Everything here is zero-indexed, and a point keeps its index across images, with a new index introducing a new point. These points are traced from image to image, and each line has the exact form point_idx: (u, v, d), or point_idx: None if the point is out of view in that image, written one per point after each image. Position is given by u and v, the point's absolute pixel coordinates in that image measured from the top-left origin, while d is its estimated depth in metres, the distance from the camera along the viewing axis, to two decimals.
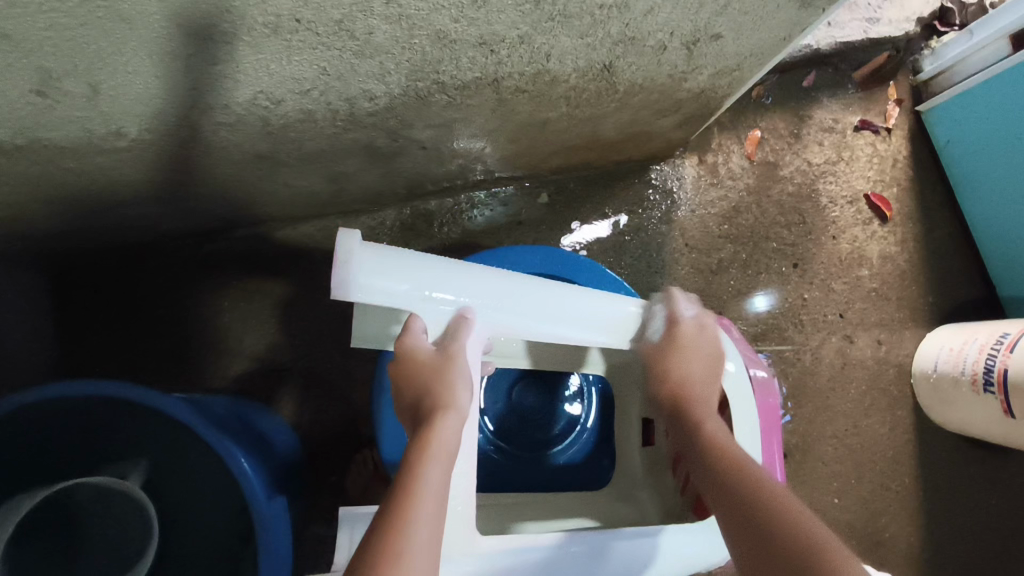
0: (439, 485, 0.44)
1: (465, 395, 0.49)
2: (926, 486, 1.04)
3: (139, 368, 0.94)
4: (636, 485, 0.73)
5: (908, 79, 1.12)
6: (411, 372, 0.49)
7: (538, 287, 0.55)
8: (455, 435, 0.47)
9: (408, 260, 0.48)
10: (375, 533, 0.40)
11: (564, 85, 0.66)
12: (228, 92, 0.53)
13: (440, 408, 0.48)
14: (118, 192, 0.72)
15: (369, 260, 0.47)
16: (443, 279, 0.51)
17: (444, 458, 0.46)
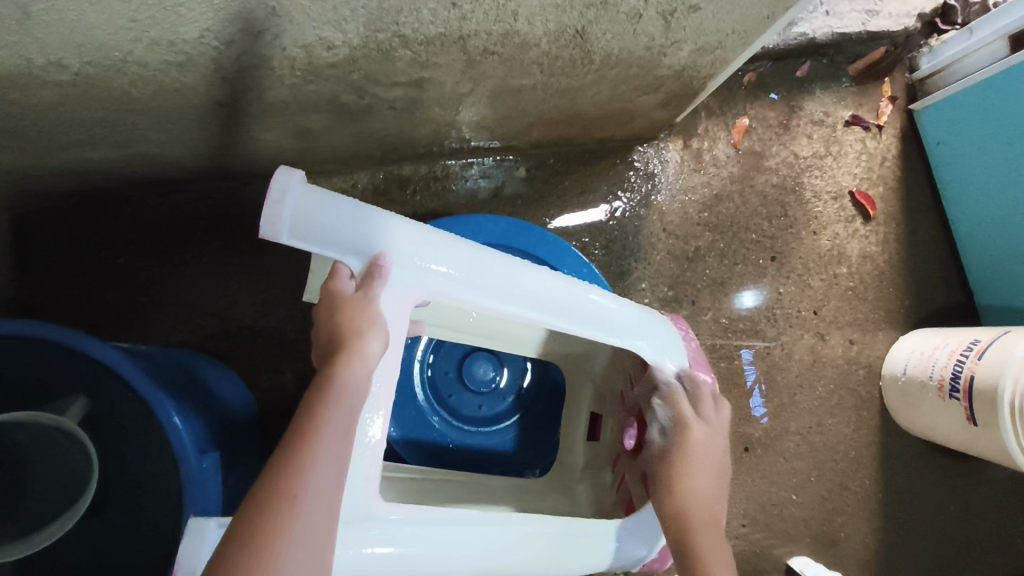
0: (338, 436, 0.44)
1: (376, 344, 0.47)
2: (886, 489, 1.03)
3: (95, 316, 0.93)
4: (574, 479, 0.71)
5: (904, 76, 1.10)
6: (328, 308, 0.47)
7: (476, 255, 0.53)
8: (361, 379, 0.46)
9: (343, 208, 0.47)
10: (266, 479, 0.41)
11: (535, 50, 0.64)
12: (172, 28, 0.50)
13: (344, 353, 0.45)
14: (70, 132, 0.69)
15: (306, 203, 0.45)
16: (378, 234, 0.48)
17: (346, 402, 0.45)
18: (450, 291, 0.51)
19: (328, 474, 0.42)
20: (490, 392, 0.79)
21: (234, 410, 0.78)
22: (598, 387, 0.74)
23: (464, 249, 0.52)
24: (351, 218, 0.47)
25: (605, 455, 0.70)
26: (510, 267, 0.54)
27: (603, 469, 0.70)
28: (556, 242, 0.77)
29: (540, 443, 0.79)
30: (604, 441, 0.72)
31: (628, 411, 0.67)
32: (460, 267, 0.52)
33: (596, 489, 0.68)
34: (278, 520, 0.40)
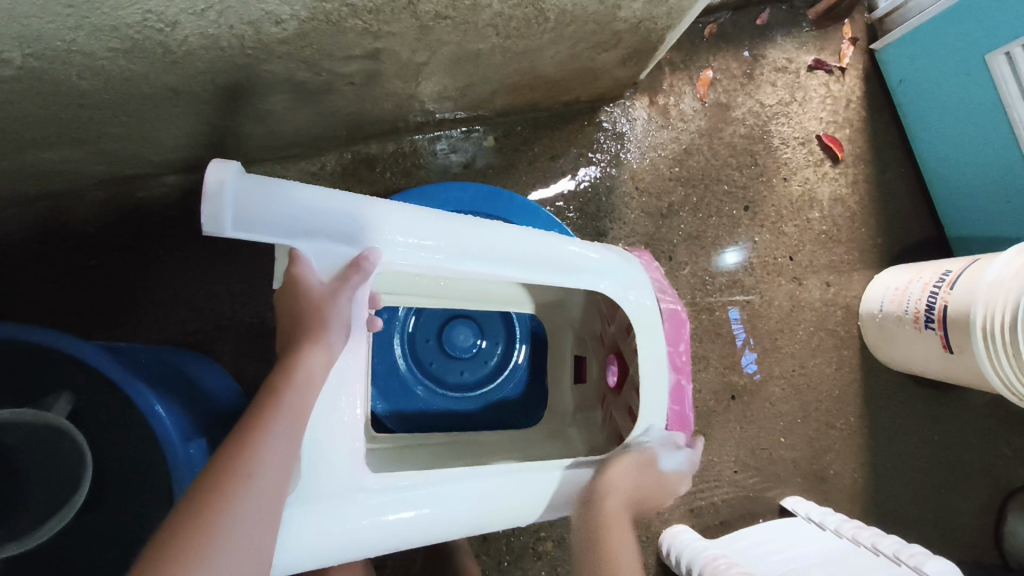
0: (298, 416, 0.47)
1: (338, 335, 0.50)
2: (871, 424, 1.05)
3: (72, 320, 0.92)
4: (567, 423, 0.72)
5: (863, 16, 1.10)
6: (292, 294, 0.49)
7: (426, 219, 0.53)
8: (323, 367, 0.49)
9: (282, 195, 0.46)
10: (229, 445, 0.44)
11: (488, 11, 0.63)
12: (112, 12, 0.49)
13: (310, 339, 0.49)
14: (23, 131, 0.68)
15: (244, 195, 0.45)
16: (324, 215, 0.49)
17: (310, 386, 0.48)
18: (412, 257, 0.53)
19: (285, 450, 0.45)
20: (475, 354, 0.79)
21: (219, 397, 0.79)
22: (579, 331, 0.75)
23: (412, 213, 0.53)
24: (292, 204, 0.47)
25: (592, 394, 0.72)
26: (464, 225, 0.55)
27: (593, 407, 0.71)
28: (525, 204, 0.77)
29: (531, 398, 0.79)
30: (590, 381, 0.73)
31: (608, 348, 0.68)
32: (412, 232, 0.52)
33: (589, 427, 0.69)
34: (233, 479, 0.42)
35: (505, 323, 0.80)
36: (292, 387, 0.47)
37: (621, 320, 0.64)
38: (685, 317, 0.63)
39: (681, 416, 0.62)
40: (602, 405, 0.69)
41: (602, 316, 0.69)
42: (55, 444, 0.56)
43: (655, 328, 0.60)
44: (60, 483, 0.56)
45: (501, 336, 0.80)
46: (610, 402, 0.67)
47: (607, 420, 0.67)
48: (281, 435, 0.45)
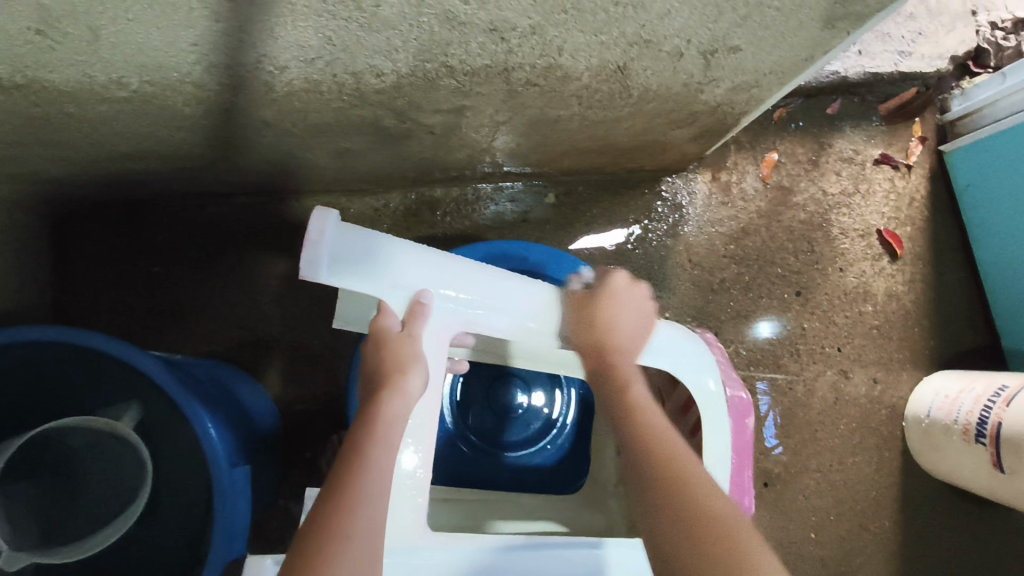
0: (382, 469, 0.47)
1: (416, 379, 0.49)
2: (906, 532, 1.02)
3: (129, 323, 0.95)
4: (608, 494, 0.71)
5: (935, 117, 1.10)
6: (374, 344, 0.50)
7: (511, 285, 0.54)
8: (402, 413, 0.49)
9: (373, 245, 0.48)
10: (323, 506, 0.45)
11: (575, 83, 0.65)
12: (231, 52, 0.52)
13: (386, 389, 0.48)
14: (119, 144, 0.71)
15: (343, 241, 0.46)
16: (412, 266, 0.50)
17: (389, 437, 0.48)
18: (493, 322, 0.54)
19: (374, 504, 0.45)
20: (520, 414, 0.80)
21: (257, 422, 0.78)
22: None
23: (499, 278, 0.54)
24: (383, 256, 0.48)
25: None
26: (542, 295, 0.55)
27: None
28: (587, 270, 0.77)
29: (575, 461, 0.79)
30: None
31: None
32: (496, 296, 0.53)
33: None
34: (332, 545, 0.43)
35: (552, 385, 0.81)
36: (372, 439, 0.47)
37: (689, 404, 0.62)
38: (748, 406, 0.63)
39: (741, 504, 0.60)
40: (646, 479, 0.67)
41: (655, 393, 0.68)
42: (107, 448, 0.60)
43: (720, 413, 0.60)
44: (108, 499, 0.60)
45: (549, 397, 0.81)
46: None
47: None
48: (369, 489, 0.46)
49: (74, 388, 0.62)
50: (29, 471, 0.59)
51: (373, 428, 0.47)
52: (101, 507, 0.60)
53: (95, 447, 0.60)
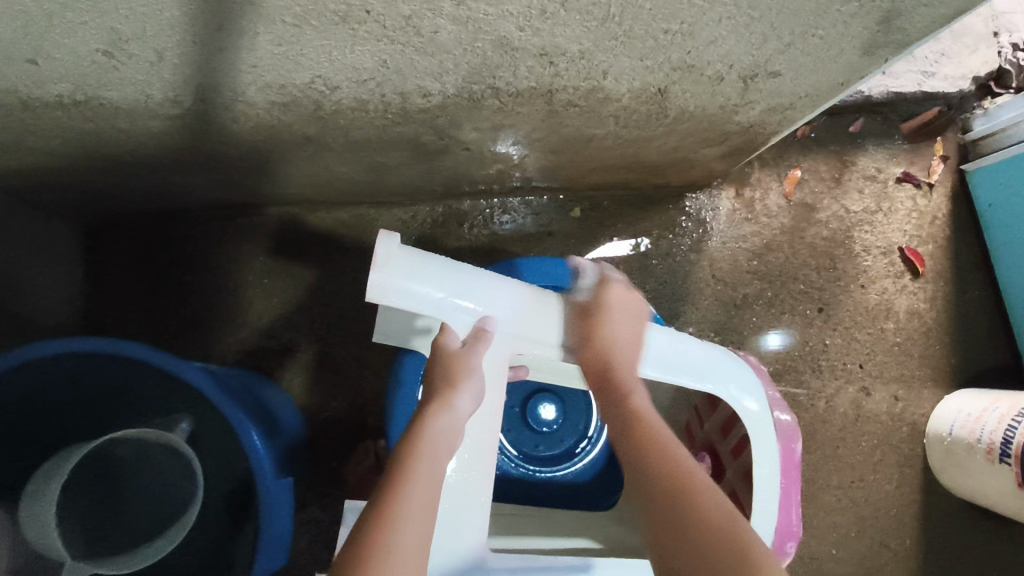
0: (432, 481, 0.47)
1: (467, 398, 0.51)
2: (927, 549, 1.02)
3: (160, 330, 0.96)
4: None
5: (956, 136, 1.11)
6: (431, 365, 0.52)
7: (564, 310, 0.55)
8: (450, 434, 0.49)
9: (436, 269, 0.50)
10: (368, 515, 0.44)
11: (615, 104, 0.66)
12: (288, 73, 0.54)
13: (438, 405, 0.50)
14: (162, 157, 0.73)
15: (408, 266, 0.49)
16: (471, 289, 0.52)
17: (438, 451, 0.48)
18: (539, 340, 0.55)
19: (422, 515, 0.45)
20: (555, 431, 0.80)
21: (287, 431, 0.80)
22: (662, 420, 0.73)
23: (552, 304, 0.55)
24: (444, 278, 0.51)
25: None
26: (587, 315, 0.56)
27: None
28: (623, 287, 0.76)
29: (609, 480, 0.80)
30: None
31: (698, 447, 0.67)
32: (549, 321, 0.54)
33: None
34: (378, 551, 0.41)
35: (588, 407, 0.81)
36: (423, 453, 0.47)
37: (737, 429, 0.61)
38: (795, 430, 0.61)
39: (788, 527, 0.58)
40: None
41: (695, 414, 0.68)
42: (151, 456, 0.65)
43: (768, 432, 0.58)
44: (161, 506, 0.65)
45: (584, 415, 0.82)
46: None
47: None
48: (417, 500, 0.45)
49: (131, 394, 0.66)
50: (85, 486, 0.63)
51: (422, 441, 0.48)
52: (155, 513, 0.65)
53: (142, 457, 0.64)
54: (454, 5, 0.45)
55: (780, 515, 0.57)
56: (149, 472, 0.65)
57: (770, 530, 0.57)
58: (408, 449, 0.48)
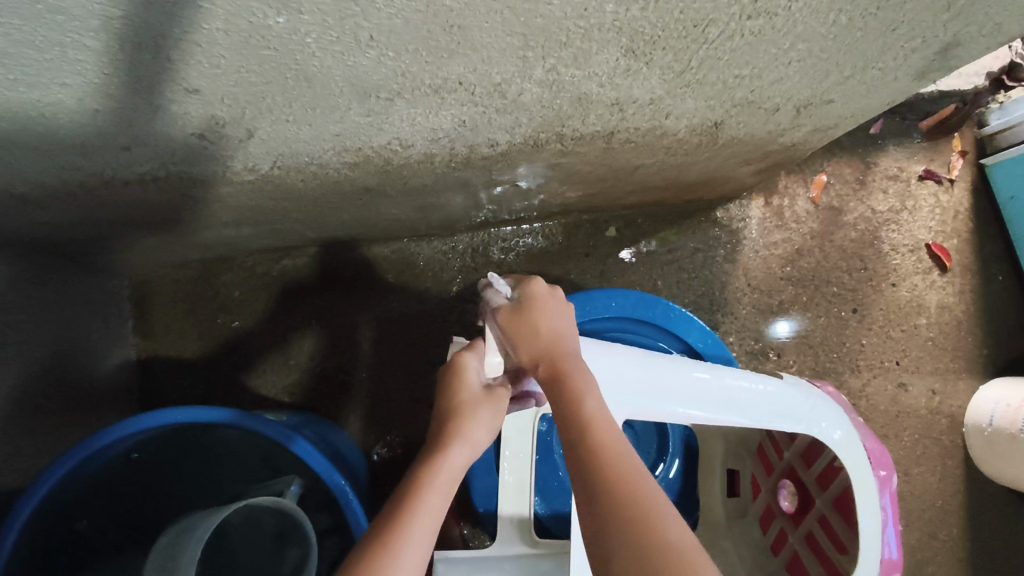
0: (435, 514, 0.47)
1: (483, 433, 0.52)
2: (973, 537, 1.05)
3: (211, 377, 0.96)
4: (720, 533, 0.74)
5: (973, 131, 1.13)
6: (444, 389, 0.53)
7: (661, 365, 0.57)
8: (462, 466, 0.51)
9: None
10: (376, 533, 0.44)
11: (670, 138, 0.67)
12: (368, 138, 0.54)
13: (456, 437, 0.51)
14: (220, 214, 0.73)
15: None
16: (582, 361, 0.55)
17: (448, 486, 0.49)
18: (639, 402, 0.56)
19: (422, 547, 0.45)
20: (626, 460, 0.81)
21: (358, 471, 0.83)
22: (735, 445, 0.76)
23: (651, 364, 0.57)
24: None
25: (751, 508, 0.74)
26: (684, 370, 0.58)
27: (753, 522, 0.73)
28: (683, 313, 0.79)
29: (680, 508, 0.79)
30: (747, 495, 0.75)
31: (778, 472, 0.70)
32: (650, 381, 0.57)
33: (746, 542, 0.71)
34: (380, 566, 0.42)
35: (659, 435, 0.79)
36: (433, 484, 0.48)
37: (825, 458, 0.64)
38: (887, 456, 0.63)
39: (890, 559, 0.59)
40: (764, 525, 0.72)
41: (771, 440, 0.71)
42: (260, 518, 0.69)
43: (861, 463, 0.60)
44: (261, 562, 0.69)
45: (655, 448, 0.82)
46: (784, 526, 0.69)
47: (775, 543, 0.69)
48: (420, 534, 0.45)
49: (203, 436, 0.71)
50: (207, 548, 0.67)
51: (435, 475, 0.48)
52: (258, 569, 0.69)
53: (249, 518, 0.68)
54: (544, 71, 0.46)
55: (882, 548, 0.59)
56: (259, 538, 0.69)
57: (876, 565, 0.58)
58: (420, 479, 0.48)
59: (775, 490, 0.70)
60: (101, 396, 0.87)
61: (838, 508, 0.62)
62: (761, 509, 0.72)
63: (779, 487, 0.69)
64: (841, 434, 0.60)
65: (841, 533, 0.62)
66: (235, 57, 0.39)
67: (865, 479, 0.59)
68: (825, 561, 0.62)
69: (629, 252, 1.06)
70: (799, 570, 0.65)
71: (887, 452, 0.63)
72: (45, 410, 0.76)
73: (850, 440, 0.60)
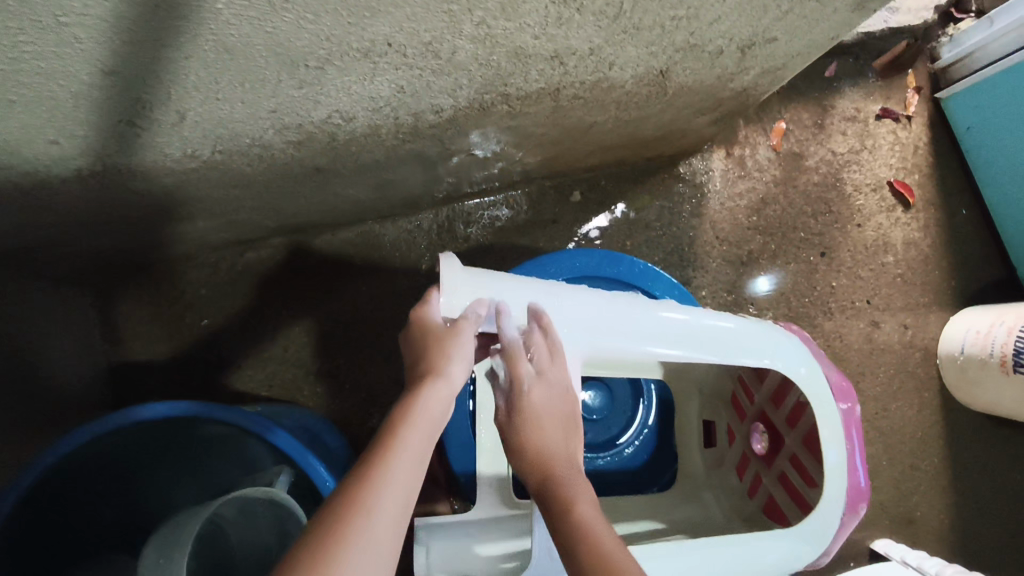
0: (416, 455, 0.43)
1: (458, 368, 0.49)
2: (954, 465, 1.07)
3: (184, 378, 0.95)
4: (699, 484, 0.75)
5: (926, 66, 1.13)
6: (417, 333, 0.51)
7: (621, 307, 0.58)
8: (440, 403, 0.47)
9: (499, 286, 0.54)
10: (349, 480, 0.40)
11: (619, 91, 0.67)
12: (306, 113, 0.53)
13: (430, 374, 0.48)
14: (172, 208, 0.72)
15: (471, 283, 0.53)
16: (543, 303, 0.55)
17: (425, 421, 0.46)
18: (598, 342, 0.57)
19: (404, 485, 0.41)
20: (603, 417, 0.81)
21: (340, 456, 0.82)
22: (709, 396, 0.77)
23: (612, 305, 0.57)
24: (512, 294, 0.54)
25: (725, 456, 0.74)
26: (643, 308, 0.58)
27: (729, 469, 0.73)
28: (647, 266, 0.79)
29: (660, 461, 0.81)
30: (722, 444, 0.75)
31: (751, 417, 0.70)
32: (611, 320, 0.57)
33: (724, 490, 0.72)
34: (357, 513, 0.38)
35: (634, 391, 0.82)
36: (411, 422, 0.45)
37: (793, 397, 0.64)
38: (852, 390, 0.63)
39: (857, 487, 0.59)
40: (739, 471, 0.72)
41: (742, 385, 0.72)
42: (256, 509, 0.68)
43: (823, 396, 0.60)
44: (256, 548, 0.69)
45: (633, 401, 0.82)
46: (758, 469, 0.69)
47: (750, 487, 0.70)
48: (397, 474, 0.41)
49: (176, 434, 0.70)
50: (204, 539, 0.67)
51: (412, 412, 0.45)
52: (254, 554, 0.69)
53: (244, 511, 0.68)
54: (474, 26, 0.46)
55: (848, 476, 0.59)
56: (255, 524, 0.69)
57: (840, 493, 0.59)
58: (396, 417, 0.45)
59: (748, 436, 0.70)
60: (71, 406, 0.86)
61: (807, 445, 0.62)
62: (735, 456, 0.72)
63: (751, 431, 0.70)
64: (801, 370, 0.60)
65: (809, 467, 0.62)
66: (148, 31, 0.38)
67: (826, 412, 0.60)
68: (797, 497, 0.63)
69: (596, 217, 1.06)
70: (774, 510, 0.65)
71: (853, 387, 0.63)
72: (14, 422, 0.75)
73: (813, 375, 0.61)
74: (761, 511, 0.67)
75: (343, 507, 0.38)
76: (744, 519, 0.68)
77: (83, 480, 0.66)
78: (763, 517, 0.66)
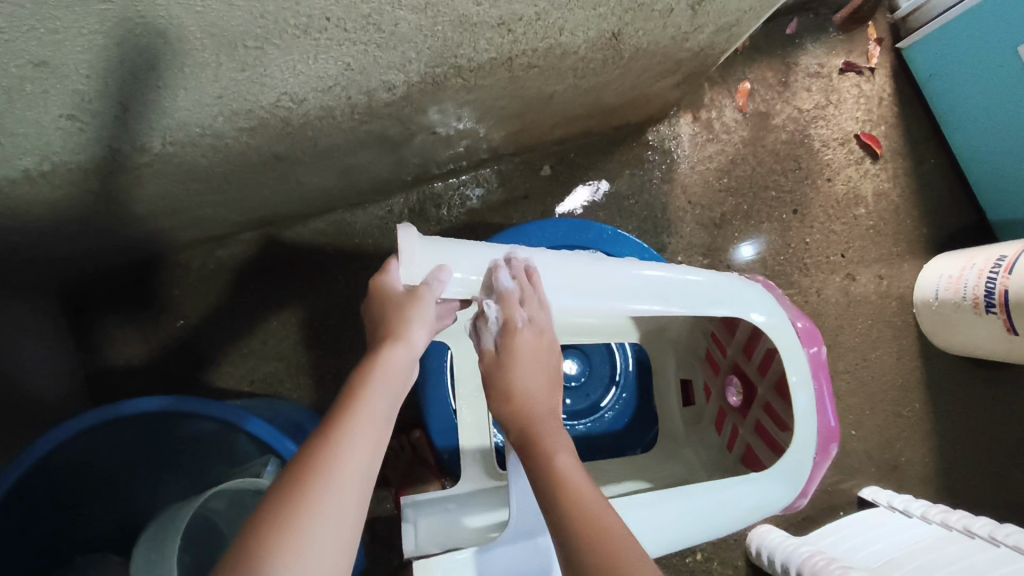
0: (380, 415, 0.45)
1: (419, 334, 0.51)
2: (935, 408, 1.09)
3: (164, 380, 0.95)
4: (681, 442, 0.76)
5: (885, 17, 1.13)
6: (378, 300, 0.52)
7: (583, 265, 0.58)
8: (403, 366, 0.49)
9: (458, 253, 0.54)
10: (313, 440, 0.42)
11: (574, 57, 0.67)
12: (253, 97, 0.53)
13: (390, 338, 0.50)
14: (132, 207, 0.71)
15: (430, 252, 0.53)
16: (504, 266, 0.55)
17: (389, 384, 0.47)
18: (563, 303, 0.57)
19: (366, 446, 0.43)
20: (581, 383, 0.82)
21: None
22: (684, 355, 0.78)
23: (573, 265, 0.58)
24: (471, 259, 0.54)
25: (705, 412, 0.75)
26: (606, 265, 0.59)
27: (709, 424, 0.74)
28: (617, 232, 0.80)
29: (641, 424, 0.82)
30: (701, 401, 0.76)
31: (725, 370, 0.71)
32: (574, 279, 0.57)
33: (705, 446, 0.73)
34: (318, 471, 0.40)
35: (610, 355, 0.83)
36: (374, 384, 0.47)
37: (762, 346, 0.65)
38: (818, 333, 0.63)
39: (828, 428, 0.60)
40: (718, 426, 0.73)
41: (714, 340, 0.73)
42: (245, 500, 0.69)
43: (789, 343, 0.61)
44: None
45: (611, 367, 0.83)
46: (735, 422, 0.70)
47: (730, 440, 0.71)
48: (358, 436, 0.43)
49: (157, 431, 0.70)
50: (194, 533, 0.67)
51: (374, 374, 0.47)
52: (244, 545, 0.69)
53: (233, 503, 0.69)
54: None
55: (818, 419, 0.60)
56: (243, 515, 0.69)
57: (811, 435, 0.59)
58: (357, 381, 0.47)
59: (724, 389, 0.71)
60: (51, 414, 0.85)
61: (777, 391, 0.63)
62: (714, 411, 0.73)
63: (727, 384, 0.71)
64: (766, 319, 0.61)
65: (781, 413, 0.63)
66: (73, 17, 0.38)
67: (793, 358, 0.60)
68: (772, 443, 0.64)
69: (569, 193, 1.06)
70: (752, 459, 0.66)
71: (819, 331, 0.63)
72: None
73: (780, 324, 0.61)
74: (741, 463, 0.68)
75: (305, 467, 0.40)
76: (724, 472, 0.69)
77: (64, 482, 0.66)
78: (744, 468, 0.67)
